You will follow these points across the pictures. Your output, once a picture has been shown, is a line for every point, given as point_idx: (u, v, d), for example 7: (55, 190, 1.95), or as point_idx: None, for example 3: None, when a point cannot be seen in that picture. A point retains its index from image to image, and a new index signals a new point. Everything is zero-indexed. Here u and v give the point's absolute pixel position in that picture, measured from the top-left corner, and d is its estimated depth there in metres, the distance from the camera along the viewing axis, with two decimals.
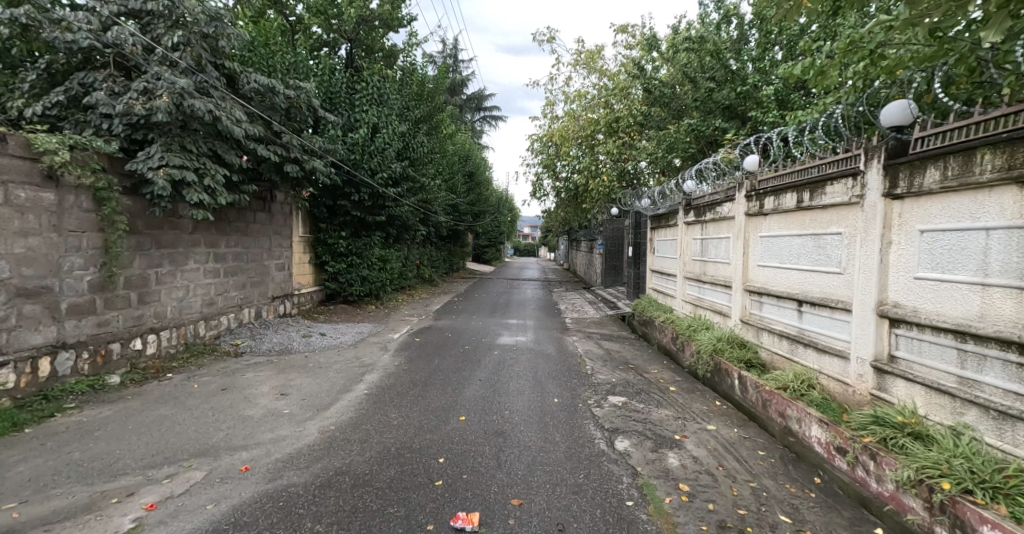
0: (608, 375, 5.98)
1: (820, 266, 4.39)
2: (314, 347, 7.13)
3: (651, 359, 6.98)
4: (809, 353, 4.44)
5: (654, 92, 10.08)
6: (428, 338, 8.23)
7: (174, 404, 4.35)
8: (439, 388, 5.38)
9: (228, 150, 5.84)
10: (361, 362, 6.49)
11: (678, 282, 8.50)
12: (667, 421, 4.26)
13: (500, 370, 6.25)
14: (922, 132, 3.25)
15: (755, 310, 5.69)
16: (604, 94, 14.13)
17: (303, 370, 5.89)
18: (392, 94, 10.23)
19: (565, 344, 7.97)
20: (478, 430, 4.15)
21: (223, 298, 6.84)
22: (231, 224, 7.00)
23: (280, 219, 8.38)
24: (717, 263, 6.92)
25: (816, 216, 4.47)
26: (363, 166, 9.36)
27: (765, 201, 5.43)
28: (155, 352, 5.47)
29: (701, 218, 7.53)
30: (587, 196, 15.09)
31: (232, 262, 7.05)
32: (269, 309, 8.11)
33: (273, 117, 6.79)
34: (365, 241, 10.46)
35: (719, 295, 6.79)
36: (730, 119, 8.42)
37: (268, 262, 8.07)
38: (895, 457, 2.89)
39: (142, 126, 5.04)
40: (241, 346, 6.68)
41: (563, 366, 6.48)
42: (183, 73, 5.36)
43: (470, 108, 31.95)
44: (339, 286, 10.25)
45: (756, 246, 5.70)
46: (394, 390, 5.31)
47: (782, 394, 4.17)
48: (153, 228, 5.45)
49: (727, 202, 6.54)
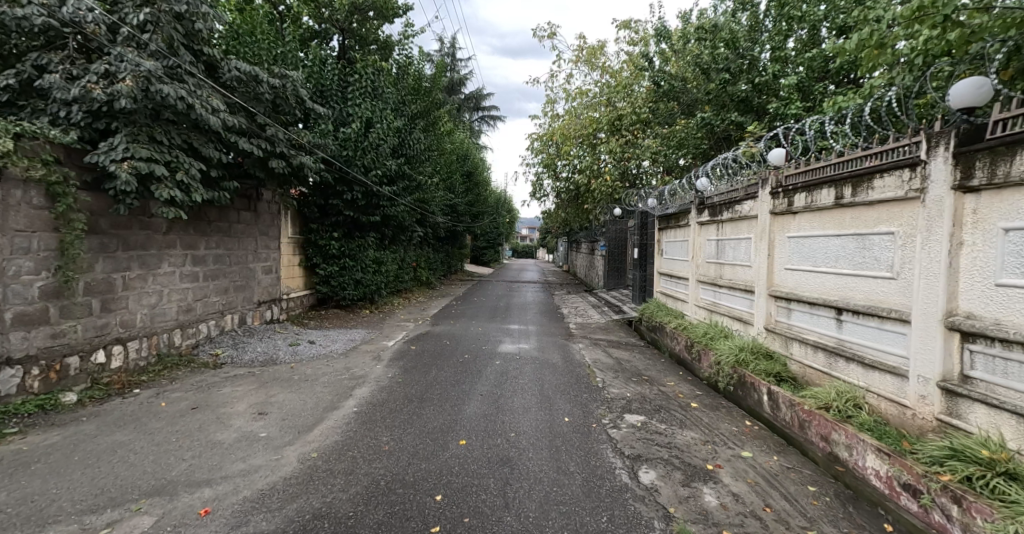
0: (621, 389, 5.48)
1: (863, 270, 3.92)
2: (302, 356, 6.61)
3: (665, 370, 6.48)
4: (854, 369, 3.95)
5: (663, 86, 9.63)
6: (425, 346, 7.71)
7: (134, 426, 3.84)
8: (436, 404, 4.87)
9: (205, 143, 5.35)
10: (351, 374, 5.97)
11: (690, 286, 8.01)
12: (696, 447, 3.75)
13: (503, 382, 5.74)
14: (1005, 114, 2.80)
15: (783, 317, 5.20)
16: (606, 91, 13.68)
17: (288, 384, 5.38)
18: (386, 88, 9.72)
19: (572, 352, 7.47)
20: (481, 457, 3.65)
21: (202, 304, 6.32)
22: (212, 224, 6.48)
23: (267, 219, 7.86)
24: (735, 266, 6.43)
25: (860, 214, 3.97)
26: (356, 163, 8.87)
27: (795, 198, 4.94)
28: (122, 365, 4.95)
29: (717, 218, 7.03)
30: (589, 196, 14.60)
31: (213, 265, 6.54)
32: (254, 315, 7.60)
33: (257, 108, 6.30)
34: (359, 243, 9.93)
35: (738, 300, 6.31)
36: (745, 113, 7.94)
37: (253, 265, 7.55)
38: (988, 503, 2.43)
39: (105, 114, 4.55)
40: (222, 356, 6.15)
41: (571, 378, 5.98)
42: (152, 57, 4.87)
43: (468, 108, 31.48)
44: (331, 291, 9.72)
45: (783, 248, 5.20)
46: (386, 407, 4.79)
47: (824, 415, 3.68)
48: (119, 228, 4.94)
49: (748, 199, 6.05)
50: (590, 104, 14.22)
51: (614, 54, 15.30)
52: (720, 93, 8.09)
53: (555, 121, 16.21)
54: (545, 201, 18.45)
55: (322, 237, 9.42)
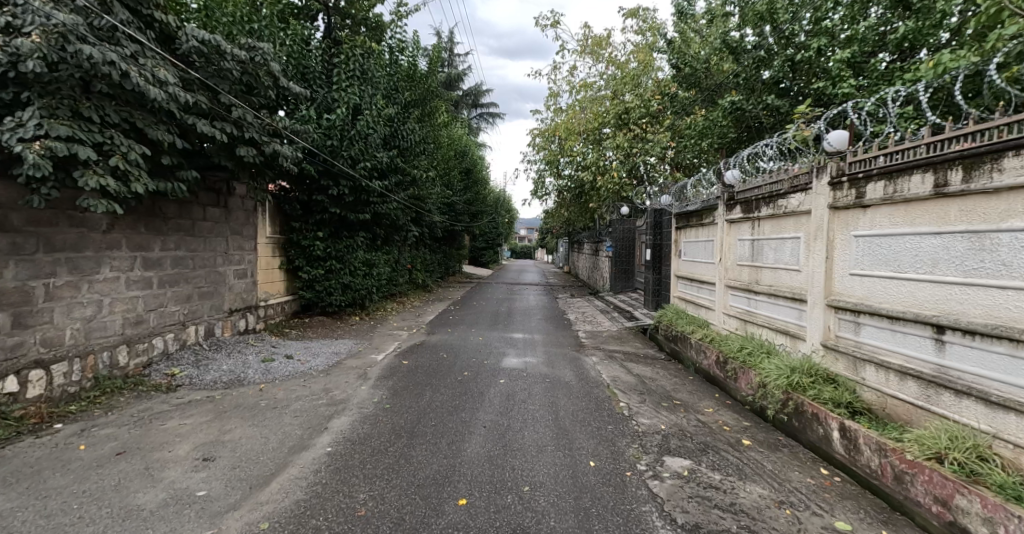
0: (652, 419, 4.57)
1: (978, 278, 3.14)
2: (275, 375, 5.70)
3: (697, 392, 5.57)
4: (971, 407, 3.15)
5: (683, 70, 8.86)
6: (419, 360, 6.79)
7: (27, 486, 2.92)
8: (431, 442, 3.99)
9: (152, 124, 4.44)
10: (330, 398, 5.05)
11: (717, 291, 7.13)
12: (770, 515, 2.91)
13: (509, 408, 4.84)
14: None
15: (848, 333, 4.32)
16: (614, 84, 12.96)
17: (251, 413, 4.46)
18: (377, 71, 8.78)
19: (585, 368, 6.58)
20: (488, 529, 2.80)
21: (157, 315, 5.41)
22: (170, 222, 5.57)
23: (240, 217, 6.96)
24: (778, 269, 5.56)
25: (990, 206, 3.10)
26: (342, 154, 7.99)
27: (867, 188, 4.05)
28: (41, 394, 4.05)
29: (753, 214, 6.16)
30: (595, 196, 13.56)
31: (173, 270, 5.64)
32: (225, 326, 6.66)
33: (222, 86, 5.38)
34: (348, 244, 8.99)
35: (782, 310, 5.44)
36: (780, 97, 7.15)
37: (223, 269, 6.64)
38: None
39: (13, 81, 3.63)
40: (179, 376, 5.22)
41: (590, 403, 5.06)
42: (78, 14, 3.96)
43: (468, 104, 30.65)
44: (316, 296, 8.77)
45: (849, 249, 4.31)
46: (367, 447, 3.88)
47: (938, 468, 2.87)
48: (40, 225, 4.11)
49: (797, 192, 5.16)
50: (594, 96, 14.07)
51: (622, 45, 14.49)
52: (754, 72, 7.30)
53: (557, 116, 15.41)
54: (546, 200, 17.74)
55: (305, 237, 8.48)
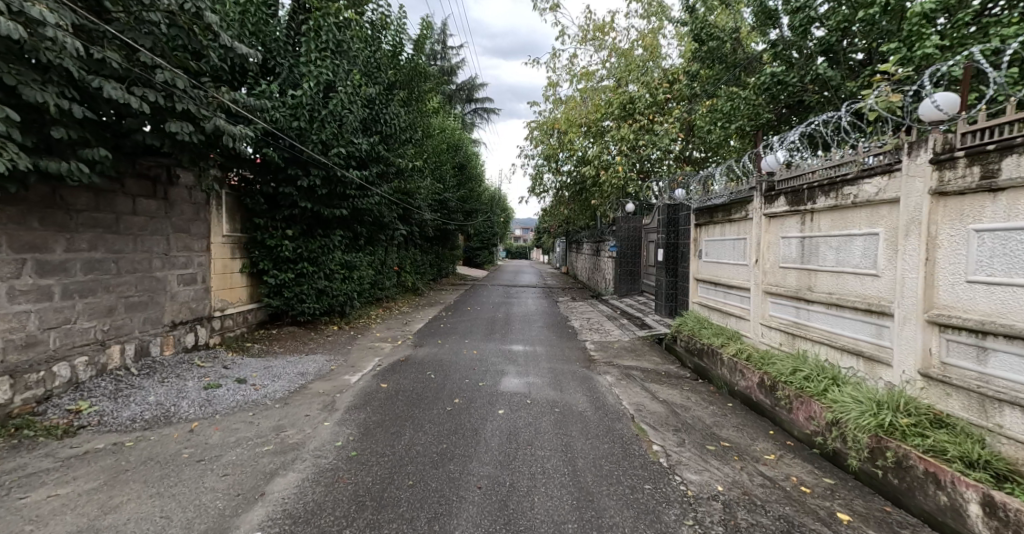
0: (701, 474, 3.46)
1: None
2: (218, 406, 4.54)
3: (745, 427, 4.46)
4: None
5: (706, 44, 7.84)
6: (401, 382, 5.64)
7: None
8: (403, 518, 2.86)
9: (30, 81, 3.32)
10: (279, 442, 3.89)
11: (753, 297, 5.99)
12: None
13: (510, 456, 3.69)
14: None
15: (967, 362, 3.21)
16: (617, 71, 11.81)
17: (162, 471, 3.28)
18: (354, 45, 7.61)
19: (600, 392, 5.44)
20: None
21: (62, 335, 4.28)
22: (82, 215, 4.44)
23: (186, 210, 5.80)
24: (844, 273, 4.43)
25: None
26: (310, 138, 6.80)
27: (1007, 167, 2.98)
28: None
29: (805, 205, 5.01)
30: (597, 192, 12.44)
31: (87, 277, 4.48)
32: (166, 342, 5.50)
33: (143, 41, 4.24)
34: (323, 243, 7.80)
35: (851, 324, 4.32)
36: (827, 70, 6.04)
37: (163, 274, 5.47)
38: None
39: None
40: (87, 413, 4.06)
41: (614, 446, 3.93)
42: None
43: (461, 100, 29.42)
44: (284, 304, 7.59)
45: (966, 248, 3.22)
46: (314, 526, 2.76)
47: None
48: None
49: (877, 175, 4.02)
50: (597, 85, 12.98)
51: (626, 30, 13.31)
52: (799, 39, 6.23)
53: (557, 107, 14.30)
54: (544, 197, 16.58)
55: (272, 235, 7.30)
